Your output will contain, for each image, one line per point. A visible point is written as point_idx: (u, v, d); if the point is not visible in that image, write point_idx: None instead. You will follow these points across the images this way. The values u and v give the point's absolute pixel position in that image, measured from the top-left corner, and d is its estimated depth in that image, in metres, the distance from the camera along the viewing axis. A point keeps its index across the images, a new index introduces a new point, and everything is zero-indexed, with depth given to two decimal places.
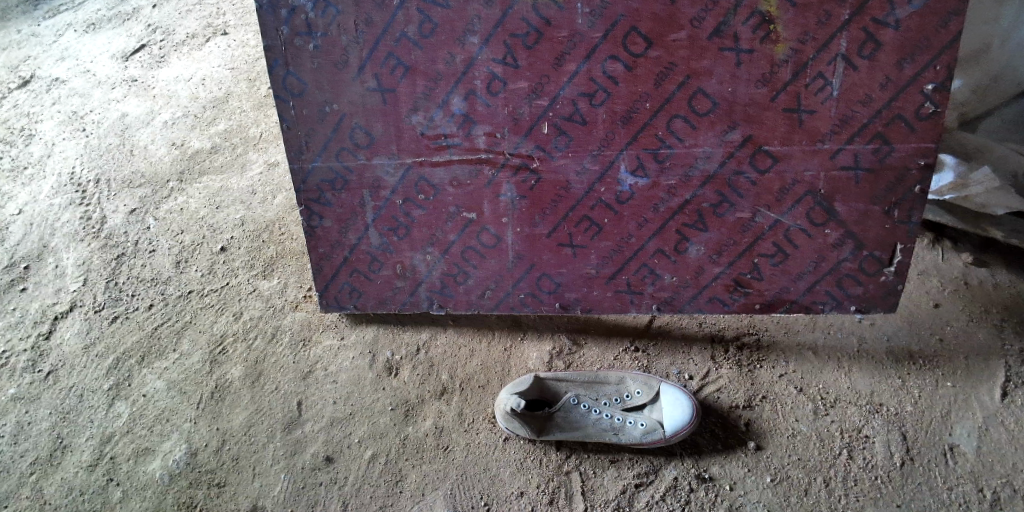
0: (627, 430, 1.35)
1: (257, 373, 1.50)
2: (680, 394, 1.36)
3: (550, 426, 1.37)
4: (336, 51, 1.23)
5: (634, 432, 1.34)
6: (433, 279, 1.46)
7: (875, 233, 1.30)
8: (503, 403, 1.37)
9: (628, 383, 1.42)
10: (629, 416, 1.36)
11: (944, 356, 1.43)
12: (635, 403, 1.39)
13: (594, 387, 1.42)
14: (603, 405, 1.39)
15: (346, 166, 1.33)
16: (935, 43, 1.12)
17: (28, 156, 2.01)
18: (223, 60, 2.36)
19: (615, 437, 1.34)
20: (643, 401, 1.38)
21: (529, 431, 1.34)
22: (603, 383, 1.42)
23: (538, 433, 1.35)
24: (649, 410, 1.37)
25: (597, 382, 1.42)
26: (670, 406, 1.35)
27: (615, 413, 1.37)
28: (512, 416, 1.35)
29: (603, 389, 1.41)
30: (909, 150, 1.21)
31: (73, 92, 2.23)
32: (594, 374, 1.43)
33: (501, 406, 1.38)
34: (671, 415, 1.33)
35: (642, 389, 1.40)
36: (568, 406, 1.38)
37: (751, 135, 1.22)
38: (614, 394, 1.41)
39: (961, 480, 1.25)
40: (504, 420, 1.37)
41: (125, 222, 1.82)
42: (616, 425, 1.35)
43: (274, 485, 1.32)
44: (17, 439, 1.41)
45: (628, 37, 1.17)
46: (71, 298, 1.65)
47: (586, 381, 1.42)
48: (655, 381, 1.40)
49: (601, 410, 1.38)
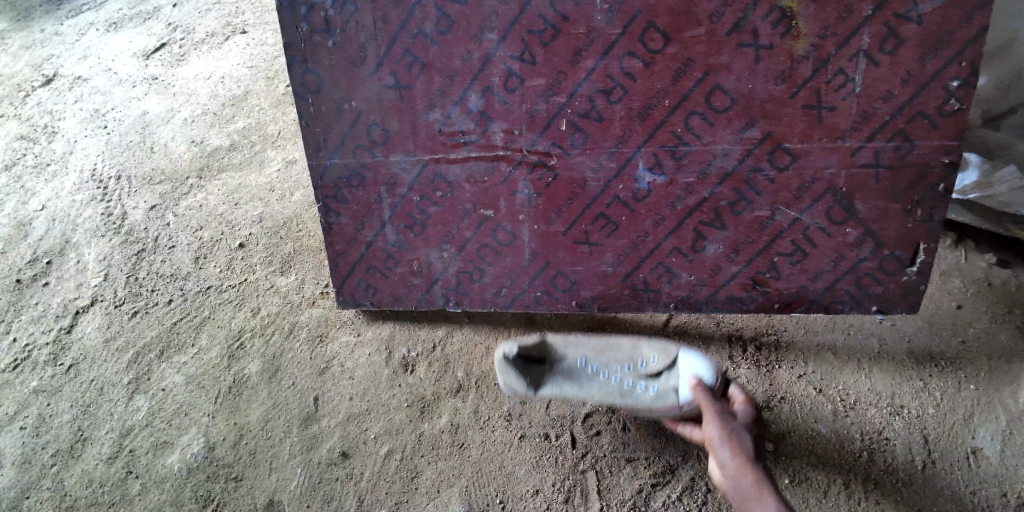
0: (634, 395, 1.28)
1: (275, 369, 1.51)
2: (702, 359, 1.25)
3: (548, 385, 1.33)
4: (352, 47, 1.23)
5: (640, 398, 1.27)
6: (449, 275, 1.46)
7: (895, 232, 1.28)
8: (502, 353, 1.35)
9: (644, 350, 1.33)
10: (639, 382, 1.29)
11: (966, 357, 1.42)
12: (650, 369, 1.30)
13: (606, 352, 1.34)
14: (614, 369, 1.33)
15: (363, 163, 1.34)
16: (960, 37, 1.11)
17: (50, 153, 2.04)
18: (242, 58, 2.39)
19: (619, 399, 1.28)
20: (658, 369, 1.29)
21: (522, 384, 1.33)
22: (617, 348, 1.34)
23: (534, 389, 1.33)
24: (665, 377, 1.29)
25: (610, 348, 1.35)
26: (689, 369, 1.25)
27: (625, 379, 1.31)
28: (506, 364, 1.34)
29: (617, 354, 1.34)
30: (932, 147, 1.20)
31: (94, 90, 2.26)
32: (609, 339, 1.36)
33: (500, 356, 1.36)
34: (688, 379, 1.23)
35: (659, 356, 1.30)
36: (572, 366, 1.34)
37: (769, 132, 1.21)
38: (627, 359, 1.33)
39: (984, 484, 1.23)
40: (501, 376, 1.36)
41: (145, 218, 1.84)
42: (623, 389, 1.29)
43: (290, 480, 1.33)
44: (40, 431, 1.43)
45: (645, 34, 1.16)
46: (92, 293, 1.67)
47: (598, 344, 1.35)
48: (673, 348, 1.30)
49: (610, 374, 1.32)
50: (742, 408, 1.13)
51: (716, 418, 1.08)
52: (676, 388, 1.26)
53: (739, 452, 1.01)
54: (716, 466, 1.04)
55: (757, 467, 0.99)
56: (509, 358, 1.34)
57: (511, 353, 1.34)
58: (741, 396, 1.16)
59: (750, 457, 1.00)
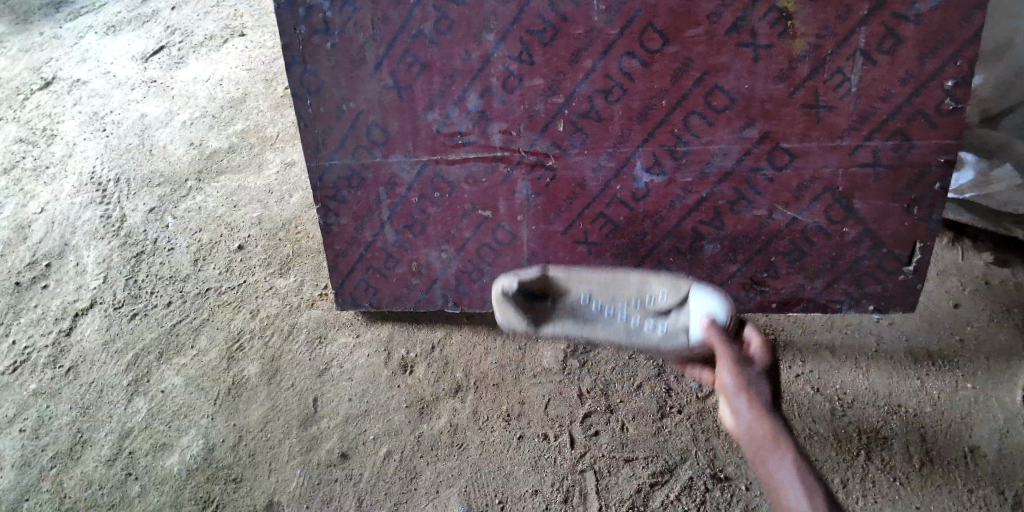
0: (646, 335, 1.04)
1: (274, 370, 1.51)
2: (714, 296, 1.02)
3: (545, 324, 1.09)
4: (353, 48, 1.23)
5: (654, 338, 1.03)
6: (448, 276, 1.47)
7: (893, 231, 1.29)
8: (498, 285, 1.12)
9: (651, 285, 1.10)
10: (651, 321, 1.05)
11: (964, 356, 1.42)
12: (660, 307, 1.07)
13: (610, 288, 1.10)
14: (621, 307, 1.08)
15: (362, 163, 1.34)
16: (958, 37, 1.11)
17: (49, 156, 2.04)
18: (241, 61, 2.40)
19: (629, 339, 1.05)
20: (669, 305, 1.06)
21: (522, 322, 1.09)
22: (622, 283, 1.10)
23: (528, 330, 1.09)
24: (675, 315, 1.04)
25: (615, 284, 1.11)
26: (701, 307, 1.01)
27: (634, 316, 1.07)
28: (504, 300, 1.10)
29: (622, 290, 1.10)
30: (930, 147, 1.20)
31: (93, 93, 2.26)
32: (611, 273, 1.13)
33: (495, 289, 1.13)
34: (699, 319, 0.98)
35: (669, 291, 1.07)
36: (575, 302, 1.10)
37: (768, 131, 1.21)
38: (633, 296, 1.09)
39: (982, 482, 1.23)
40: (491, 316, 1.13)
41: (145, 220, 1.84)
42: (633, 328, 1.05)
43: (289, 481, 1.32)
44: (39, 433, 1.43)
45: (645, 34, 1.16)
46: (91, 295, 1.68)
47: (601, 279, 1.11)
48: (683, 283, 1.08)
49: (615, 311, 1.08)
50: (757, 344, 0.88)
51: (729, 365, 0.83)
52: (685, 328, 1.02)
53: (756, 404, 0.77)
54: (727, 422, 0.81)
55: (777, 419, 0.76)
56: (502, 292, 1.11)
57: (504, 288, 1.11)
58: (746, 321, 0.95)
59: (768, 406, 0.77)
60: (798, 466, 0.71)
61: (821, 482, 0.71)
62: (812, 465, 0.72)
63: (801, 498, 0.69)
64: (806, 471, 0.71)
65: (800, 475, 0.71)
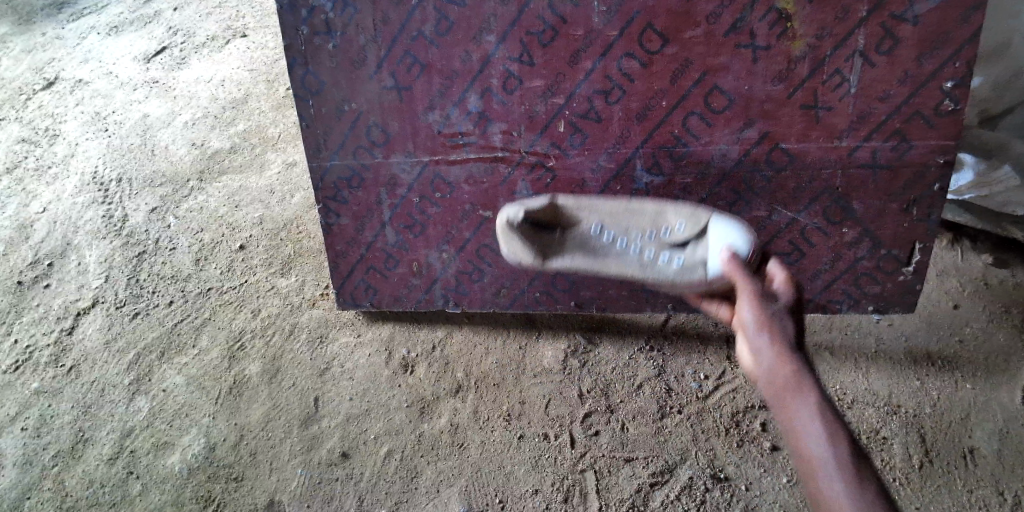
0: (659, 269, 1.03)
1: (275, 369, 1.52)
2: (735, 230, 1.01)
3: (556, 255, 1.08)
4: (353, 49, 1.23)
5: (667, 272, 1.02)
6: (448, 276, 1.47)
7: (892, 231, 1.30)
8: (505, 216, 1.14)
9: (668, 216, 1.08)
10: (664, 254, 1.04)
11: (964, 357, 1.42)
12: (676, 238, 1.05)
13: (624, 218, 1.09)
14: (634, 238, 1.07)
15: (363, 164, 1.35)
16: (956, 38, 1.11)
17: (52, 156, 2.05)
18: (243, 61, 2.40)
19: (642, 274, 1.03)
20: (685, 238, 1.05)
21: (529, 255, 1.09)
22: (636, 212, 1.09)
23: (539, 261, 1.08)
24: (692, 248, 1.03)
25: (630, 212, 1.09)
26: (720, 240, 1.00)
27: (646, 248, 1.06)
28: (510, 230, 1.12)
29: (635, 220, 1.08)
30: (929, 147, 1.21)
31: (95, 93, 2.27)
32: (625, 203, 1.10)
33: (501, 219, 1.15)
34: (720, 251, 0.97)
35: (686, 224, 1.06)
36: (584, 233, 1.09)
37: (767, 132, 1.22)
38: (648, 226, 1.07)
39: (981, 482, 1.24)
40: (501, 245, 1.14)
41: (146, 220, 1.85)
42: (645, 261, 1.04)
43: (290, 480, 1.33)
44: (40, 432, 1.43)
45: (644, 34, 1.16)
46: (93, 294, 1.68)
47: (614, 208, 1.09)
48: (703, 215, 1.06)
49: (629, 242, 1.07)
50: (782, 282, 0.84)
51: (751, 299, 0.79)
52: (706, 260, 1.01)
53: (778, 340, 0.74)
54: (745, 355, 0.78)
55: (800, 359, 0.72)
56: (513, 223, 1.12)
57: (517, 219, 1.12)
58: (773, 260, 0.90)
59: (791, 342, 0.74)
60: (822, 410, 0.68)
61: (846, 430, 0.67)
62: (836, 409, 0.69)
63: (823, 445, 0.66)
64: (830, 414, 0.68)
65: (824, 420, 0.68)
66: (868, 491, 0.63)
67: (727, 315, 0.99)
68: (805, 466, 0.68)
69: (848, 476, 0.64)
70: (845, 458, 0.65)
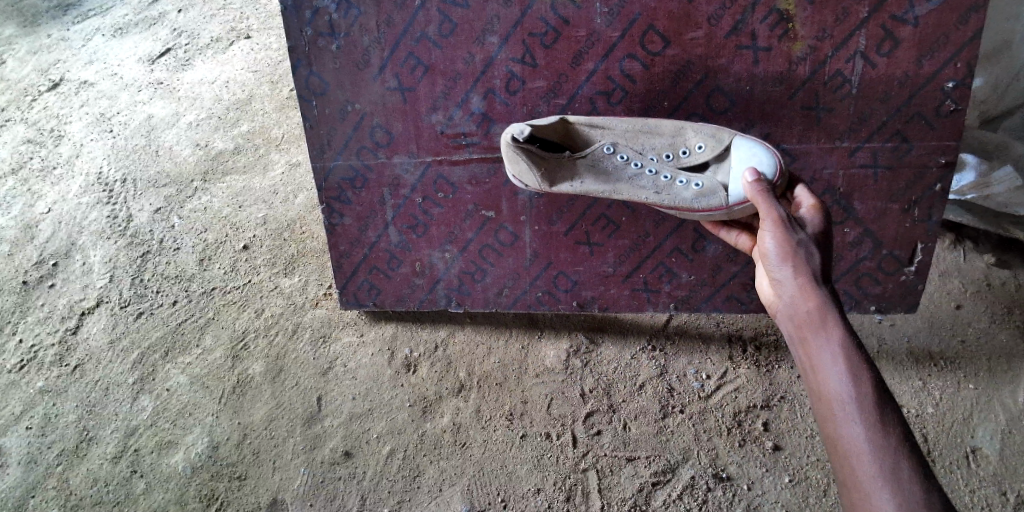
0: (675, 190, 1.13)
1: (278, 368, 1.52)
2: (756, 149, 1.09)
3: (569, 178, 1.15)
4: (357, 51, 1.24)
5: (683, 194, 1.12)
6: (451, 276, 1.48)
7: (893, 232, 1.30)
8: (514, 134, 1.13)
9: (688, 135, 1.16)
10: (680, 175, 1.14)
11: (966, 357, 1.43)
12: (693, 160, 1.15)
13: (641, 139, 1.17)
14: (649, 160, 1.17)
15: (366, 165, 1.36)
16: (955, 39, 1.12)
17: (57, 157, 2.06)
18: (246, 63, 2.42)
19: (657, 196, 1.13)
20: (704, 159, 1.14)
21: (537, 178, 1.13)
22: (654, 132, 1.17)
23: (551, 182, 1.14)
24: (713, 171, 1.15)
25: (645, 133, 1.17)
26: (742, 161, 1.09)
27: (661, 170, 1.15)
28: (515, 150, 1.12)
29: (652, 141, 1.17)
30: (929, 148, 1.21)
31: (100, 94, 2.28)
32: (642, 121, 1.18)
33: (508, 137, 1.13)
34: (742, 174, 1.07)
35: (705, 144, 1.14)
36: (599, 154, 1.16)
37: (768, 133, 1.22)
38: (666, 147, 1.17)
39: (983, 482, 1.24)
40: (509, 163, 1.15)
41: (150, 220, 1.86)
42: (661, 183, 1.14)
43: (293, 479, 1.33)
44: (45, 431, 1.44)
45: (645, 36, 1.17)
46: (98, 294, 1.69)
47: (632, 129, 1.17)
48: (726, 135, 1.13)
49: (644, 165, 1.16)
50: (810, 216, 0.94)
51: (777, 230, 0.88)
52: (723, 184, 1.12)
53: (803, 273, 0.84)
54: (773, 287, 0.88)
55: (824, 291, 0.82)
56: (522, 142, 1.11)
57: (524, 137, 1.12)
58: (807, 199, 0.99)
59: (816, 281, 0.82)
60: (843, 342, 0.77)
61: (867, 364, 0.76)
62: (860, 348, 0.77)
63: (841, 374, 0.76)
64: (853, 352, 0.76)
65: (846, 357, 0.76)
66: (883, 430, 0.71)
67: (744, 243, 1.17)
68: (822, 390, 0.78)
69: (869, 416, 0.72)
70: (866, 398, 0.73)
